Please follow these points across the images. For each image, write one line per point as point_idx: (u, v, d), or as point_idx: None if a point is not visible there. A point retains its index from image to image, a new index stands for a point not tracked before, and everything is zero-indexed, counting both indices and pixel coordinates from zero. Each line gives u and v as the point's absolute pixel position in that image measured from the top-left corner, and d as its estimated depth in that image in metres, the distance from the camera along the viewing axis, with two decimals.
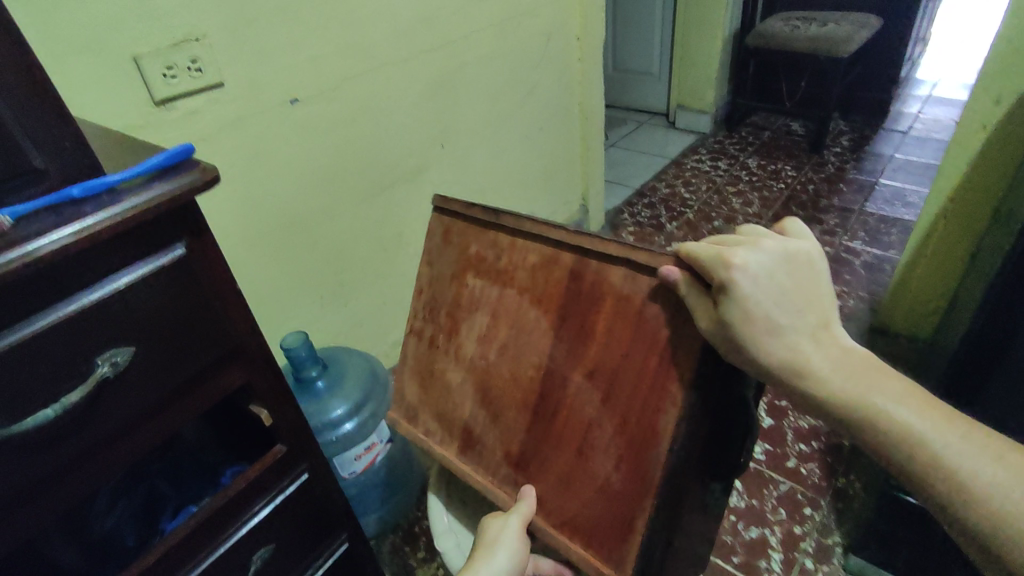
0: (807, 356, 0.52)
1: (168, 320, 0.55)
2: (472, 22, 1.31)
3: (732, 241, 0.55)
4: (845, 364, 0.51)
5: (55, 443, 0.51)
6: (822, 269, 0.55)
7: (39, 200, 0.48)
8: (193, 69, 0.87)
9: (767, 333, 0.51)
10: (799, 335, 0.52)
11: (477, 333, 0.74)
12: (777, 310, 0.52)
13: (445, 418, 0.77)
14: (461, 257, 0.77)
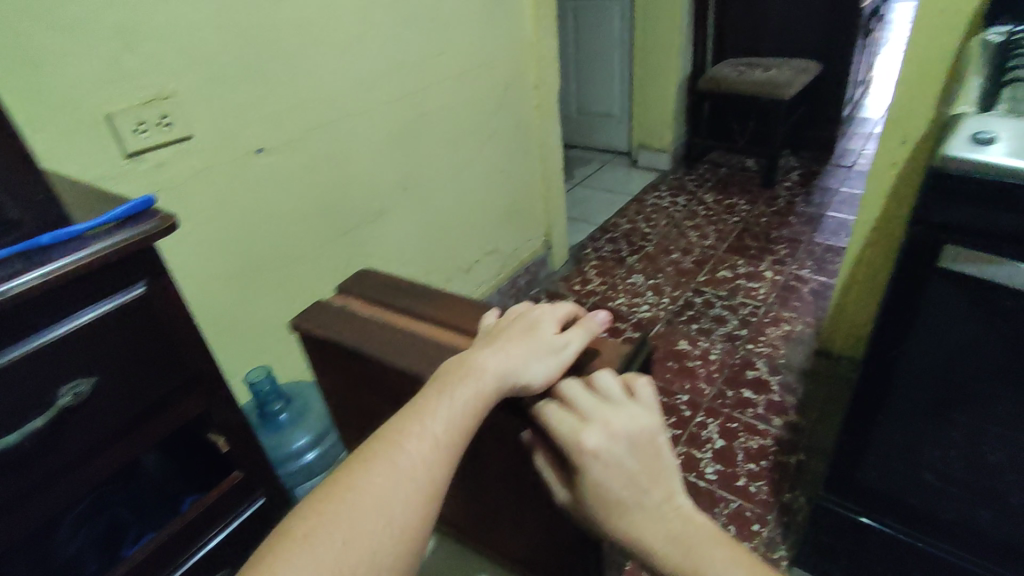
0: (649, 530, 0.54)
1: (131, 352, 0.61)
2: (431, 75, 1.41)
3: (602, 403, 0.57)
4: (686, 536, 0.53)
5: (19, 468, 0.56)
6: (662, 442, 0.57)
7: (12, 248, 0.54)
8: (162, 124, 0.95)
9: (612, 511, 0.54)
10: (644, 510, 0.54)
11: None
12: (624, 486, 0.54)
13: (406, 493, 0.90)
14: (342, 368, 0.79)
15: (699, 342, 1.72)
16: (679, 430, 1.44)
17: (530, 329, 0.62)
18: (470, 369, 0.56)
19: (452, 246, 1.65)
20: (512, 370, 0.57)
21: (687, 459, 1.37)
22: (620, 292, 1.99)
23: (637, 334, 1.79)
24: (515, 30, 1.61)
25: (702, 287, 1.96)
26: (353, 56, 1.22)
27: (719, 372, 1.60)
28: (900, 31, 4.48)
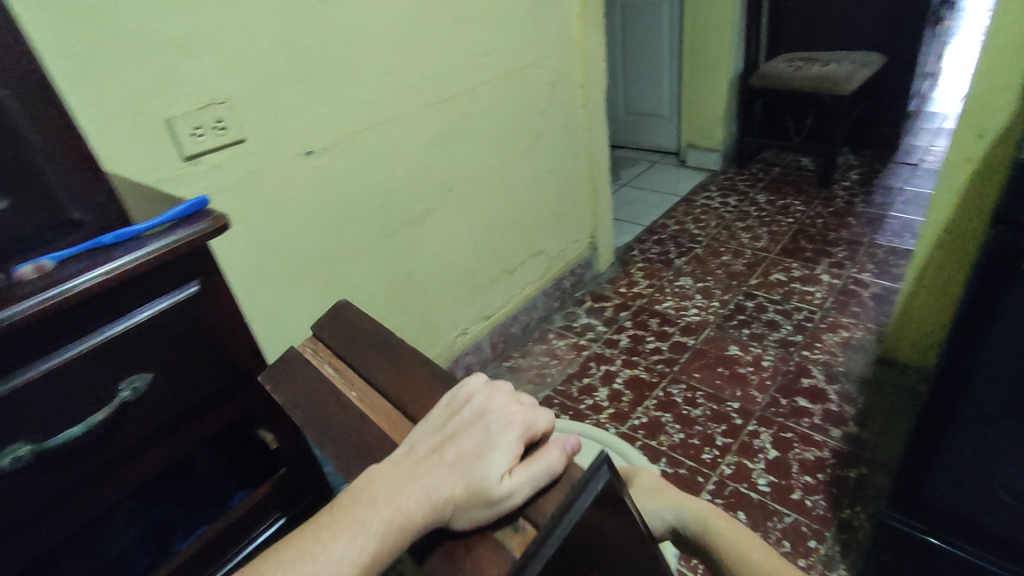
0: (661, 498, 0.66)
1: (187, 348, 0.63)
2: (478, 76, 1.41)
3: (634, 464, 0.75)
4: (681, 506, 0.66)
5: (81, 459, 0.58)
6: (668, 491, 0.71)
7: (77, 247, 0.56)
8: (218, 128, 0.98)
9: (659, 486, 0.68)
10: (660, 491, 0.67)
11: None
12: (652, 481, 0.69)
13: None
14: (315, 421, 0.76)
15: (751, 347, 1.66)
16: (729, 439, 1.39)
17: (476, 463, 0.46)
18: (366, 518, 0.42)
19: (498, 246, 1.65)
20: (426, 524, 0.43)
21: (738, 469, 1.31)
22: (667, 295, 1.94)
23: (684, 339, 1.74)
24: (561, 28, 1.59)
25: (754, 291, 1.89)
26: (401, 58, 1.23)
27: (771, 379, 1.54)
28: (972, 18, 4.24)
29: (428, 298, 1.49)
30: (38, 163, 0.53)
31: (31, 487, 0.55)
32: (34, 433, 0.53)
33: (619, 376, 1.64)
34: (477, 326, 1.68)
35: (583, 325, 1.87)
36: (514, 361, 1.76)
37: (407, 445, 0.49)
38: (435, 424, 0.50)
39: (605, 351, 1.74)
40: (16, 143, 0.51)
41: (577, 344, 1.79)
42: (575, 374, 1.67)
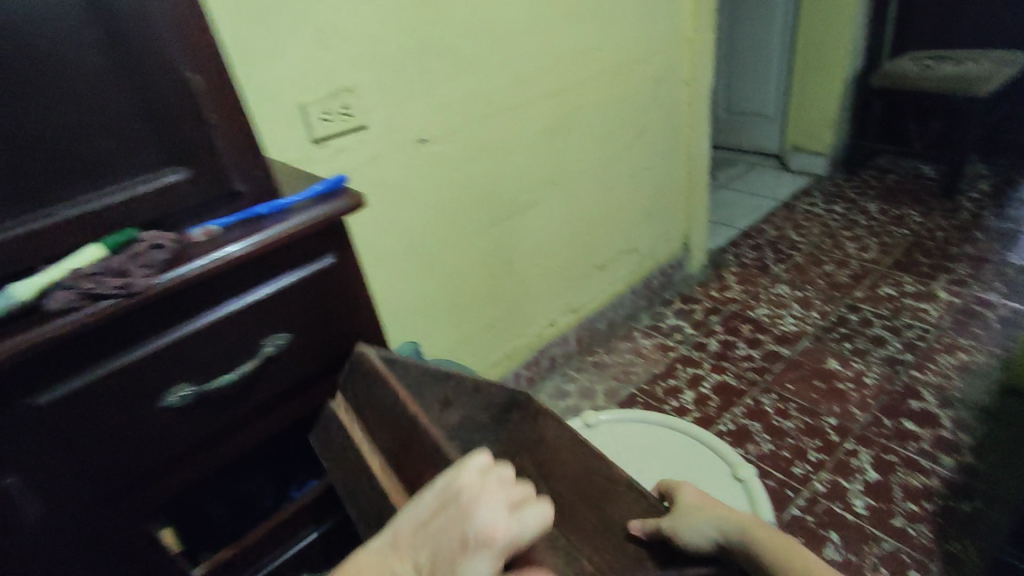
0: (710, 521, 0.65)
1: (321, 313, 0.69)
2: (584, 70, 1.42)
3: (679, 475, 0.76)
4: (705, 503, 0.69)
5: (228, 404, 0.65)
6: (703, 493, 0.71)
7: (236, 215, 0.63)
8: (345, 114, 1.05)
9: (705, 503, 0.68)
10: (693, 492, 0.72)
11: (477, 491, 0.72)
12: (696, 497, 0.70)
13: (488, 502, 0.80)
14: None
15: (853, 362, 1.57)
16: (824, 455, 1.33)
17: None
18: None
19: (590, 241, 1.66)
20: None
21: (833, 487, 1.25)
22: (762, 301, 1.87)
23: (779, 348, 1.67)
24: (671, 24, 1.57)
25: (859, 304, 1.78)
26: (512, 51, 1.26)
27: (874, 398, 1.45)
28: None
29: (520, 287, 1.52)
30: (213, 137, 0.59)
31: (185, 424, 0.62)
32: (193, 376, 0.61)
33: (707, 380, 1.60)
34: (565, 319, 1.70)
35: (670, 326, 1.84)
36: (599, 356, 1.77)
37: (397, 536, 0.46)
38: (419, 518, 0.46)
39: (694, 354, 1.70)
40: (197, 118, 0.58)
41: (664, 345, 1.76)
42: (660, 374, 1.65)
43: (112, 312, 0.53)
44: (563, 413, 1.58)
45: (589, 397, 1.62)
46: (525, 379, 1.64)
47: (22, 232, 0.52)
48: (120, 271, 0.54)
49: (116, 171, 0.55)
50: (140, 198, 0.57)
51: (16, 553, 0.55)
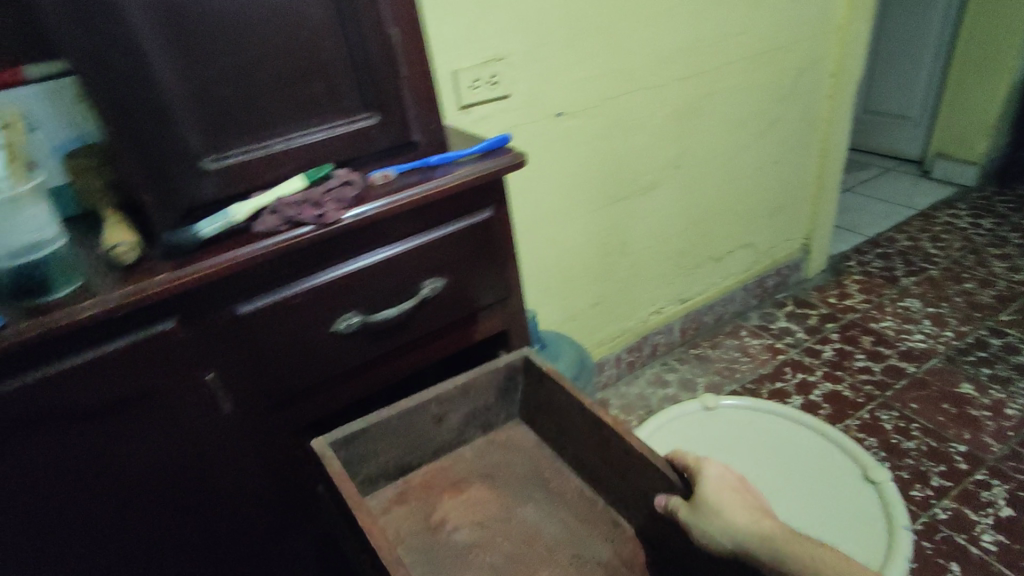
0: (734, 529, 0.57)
1: (474, 262, 0.73)
2: (726, 54, 1.37)
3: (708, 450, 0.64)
4: (732, 497, 0.59)
5: (386, 338, 0.70)
6: (731, 488, 0.61)
7: (411, 163, 0.68)
8: (491, 82, 1.09)
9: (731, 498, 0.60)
10: (720, 480, 0.61)
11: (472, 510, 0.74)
12: (728, 495, 0.60)
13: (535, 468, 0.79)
14: (430, 480, 0.79)
15: (991, 389, 1.43)
16: (948, 482, 1.23)
17: None
18: None
19: (707, 232, 1.62)
20: None
21: (957, 517, 1.16)
22: (887, 313, 1.74)
23: (903, 364, 1.55)
24: (825, 9, 1.48)
25: (1003, 328, 1.62)
26: (656, 30, 1.24)
27: (1014, 431, 1.32)
28: None
29: (632, 270, 1.52)
30: (401, 87, 0.65)
31: (349, 351, 0.68)
32: (361, 307, 0.67)
33: (817, 388, 1.52)
34: (671, 308, 1.67)
35: (781, 328, 1.76)
36: (701, 350, 1.73)
37: None
38: None
39: (805, 360, 1.62)
40: (391, 68, 0.63)
41: (772, 346, 1.69)
42: (766, 376, 1.59)
43: (308, 238, 0.59)
44: (660, 401, 1.57)
45: (688, 389, 1.59)
46: (625, 364, 1.64)
47: (244, 158, 0.59)
48: (316, 203, 0.60)
49: (321, 112, 0.62)
50: (336, 138, 0.63)
51: (210, 437, 0.64)
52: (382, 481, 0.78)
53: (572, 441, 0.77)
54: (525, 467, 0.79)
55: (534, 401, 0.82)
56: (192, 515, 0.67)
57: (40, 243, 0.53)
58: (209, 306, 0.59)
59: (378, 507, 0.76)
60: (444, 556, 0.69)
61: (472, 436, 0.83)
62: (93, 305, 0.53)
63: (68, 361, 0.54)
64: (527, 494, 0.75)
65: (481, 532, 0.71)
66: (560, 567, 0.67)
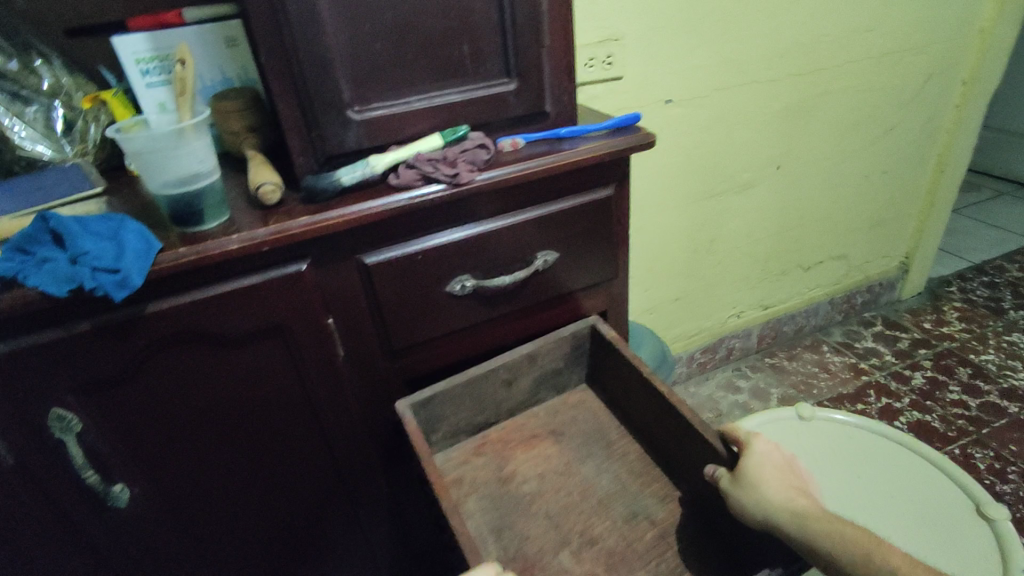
0: (767, 497, 0.56)
1: (588, 239, 0.73)
2: (852, 52, 1.29)
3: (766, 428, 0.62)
4: (773, 471, 0.58)
5: (494, 303, 0.71)
6: (776, 463, 0.59)
7: (541, 132, 0.68)
8: (606, 62, 1.07)
9: (770, 473, 0.58)
10: (765, 454, 0.59)
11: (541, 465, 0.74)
12: (772, 470, 0.58)
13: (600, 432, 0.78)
14: (505, 436, 0.79)
15: None
16: None
17: None
18: None
19: (801, 239, 1.55)
20: None
21: None
22: (990, 346, 1.63)
23: (1004, 403, 1.45)
24: (968, 12, 1.37)
25: None
26: (781, 21, 1.18)
27: None
28: None
29: (719, 269, 1.48)
30: (542, 57, 0.64)
31: (459, 313, 0.69)
32: (476, 272, 0.68)
33: (903, 415, 1.44)
34: (751, 313, 1.62)
35: (867, 349, 1.67)
36: (777, 360, 1.67)
37: None
38: None
39: (892, 385, 1.53)
40: (535, 36, 0.63)
41: (855, 366, 1.61)
42: (847, 396, 1.52)
43: (442, 196, 0.60)
44: (730, 406, 1.53)
45: (761, 398, 1.54)
46: (697, 364, 1.61)
47: (388, 112, 0.61)
48: (452, 162, 0.61)
49: (465, 73, 0.63)
50: (473, 99, 0.64)
51: (323, 381, 0.66)
52: (461, 436, 0.78)
53: (637, 406, 0.75)
54: (587, 425, 0.79)
55: (603, 367, 0.80)
56: (297, 451, 0.70)
57: (200, 173, 0.56)
58: (340, 254, 0.61)
59: (452, 462, 0.76)
60: (509, 502, 0.70)
61: (544, 396, 0.83)
62: (241, 240, 0.55)
63: (213, 290, 0.57)
64: (586, 450, 0.75)
65: (547, 487, 0.71)
66: (613, 521, 0.67)
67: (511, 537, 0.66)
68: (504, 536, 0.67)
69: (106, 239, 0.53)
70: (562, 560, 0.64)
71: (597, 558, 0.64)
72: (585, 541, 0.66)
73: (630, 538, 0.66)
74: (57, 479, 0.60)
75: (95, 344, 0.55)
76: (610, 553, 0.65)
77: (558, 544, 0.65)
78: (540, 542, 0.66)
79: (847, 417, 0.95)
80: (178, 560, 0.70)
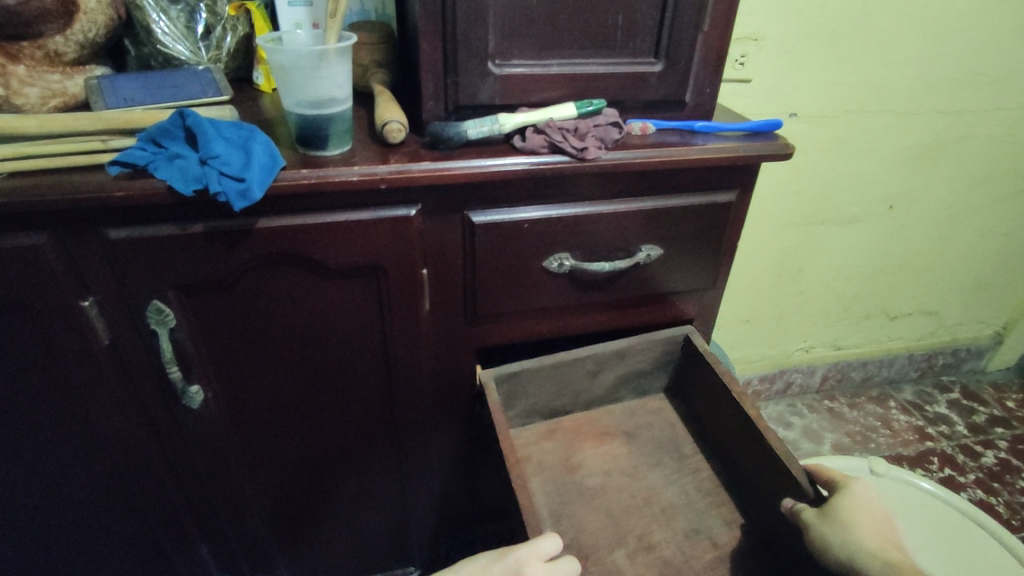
0: (859, 538, 0.55)
1: (696, 242, 0.69)
2: (1006, 98, 1.18)
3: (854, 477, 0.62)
4: (865, 516, 0.57)
5: (586, 287, 0.69)
6: (865, 509, 0.58)
7: (675, 122, 0.65)
8: (738, 62, 1.01)
9: (862, 518, 0.57)
10: (859, 498, 0.58)
11: (607, 464, 0.72)
12: (864, 515, 0.57)
13: (674, 444, 0.75)
14: (579, 427, 0.77)
15: None
16: None
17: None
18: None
19: (894, 286, 1.46)
20: None
21: None
22: None
23: None
24: None
25: None
26: (937, 50, 1.09)
27: None
28: None
29: (800, 298, 1.41)
30: (696, 43, 0.61)
31: (551, 290, 0.68)
32: (576, 252, 0.65)
33: (965, 491, 1.36)
34: (821, 351, 1.55)
35: (938, 414, 1.57)
36: (837, 405, 1.58)
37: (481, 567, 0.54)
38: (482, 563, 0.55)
39: (959, 458, 1.44)
40: (695, 19, 0.59)
41: (922, 430, 1.52)
42: (907, 458, 1.44)
43: (564, 167, 0.57)
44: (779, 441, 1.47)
45: (812, 439, 1.48)
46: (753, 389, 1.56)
47: (526, 71, 0.59)
48: (582, 135, 0.58)
49: (613, 45, 0.60)
50: (614, 74, 0.61)
51: (402, 328, 0.66)
52: (534, 417, 0.77)
53: (719, 422, 0.72)
54: (662, 433, 0.77)
55: (691, 381, 0.77)
56: (363, 390, 0.70)
57: (334, 100, 0.56)
58: (450, 205, 0.59)
59: (525, 440, 0.75)
60: (573, 491, 0.69)
61: (623, 396, 0.80)
62: (361, 173, 0.54)
63: (322, 218, 0.56)
64: (657, 458, 0.73)
65: (610, 484, 0.70)
66: (674, 532, 0.67)
67: (569, 522, 0.66)
68: (562, 521, 0.66)
69: (235, 147, 0.53)
70: (616, 559, 0.64)
71: (651, 565, 0.64)
72: (641, 546, 0.65)
73: (688, 554, 0.65)
74: (143, 366, 0.62)
75: (203, 246, 0.55)
76: (666, 562, 0.64)
77: (614, 542, 0.65)
78: (596, 537, 0.66)
79: (931, 484, 0.88)
80: (231, 468, 0.73)
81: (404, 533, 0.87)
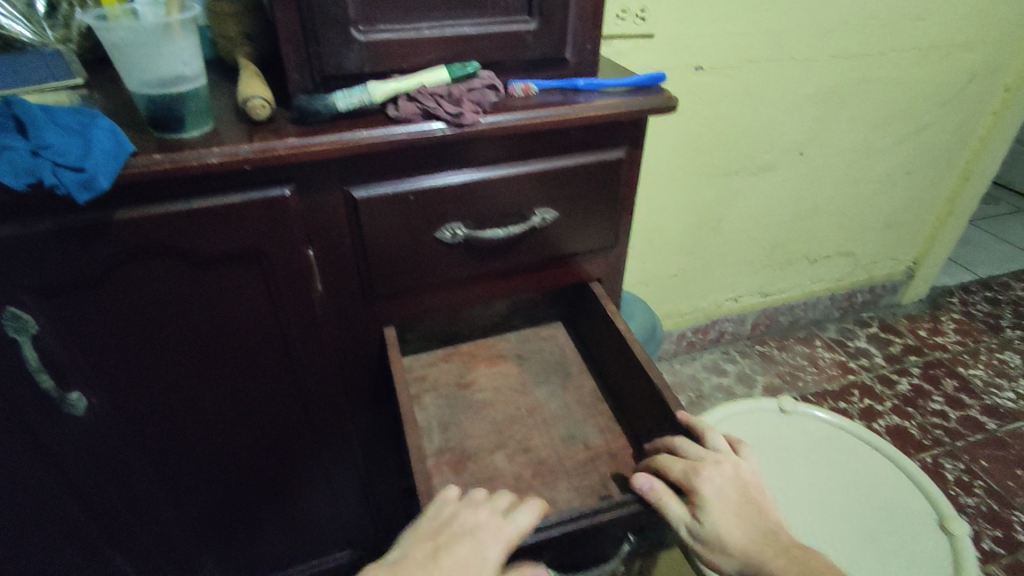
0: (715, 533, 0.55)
1: (592, 199, 0.69)
2: (898, 40, 1.22)
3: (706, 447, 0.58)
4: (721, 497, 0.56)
5: (484, 255, 0.68)
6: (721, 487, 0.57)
7: (557, 81, 0.64)
8: (638, 17, 1.00)
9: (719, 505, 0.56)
10: (715, 481, 0.56)
11: (495, 382, 0.78)
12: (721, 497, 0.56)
13: (563, 368, 0.80)
14: (474, 350, 0.83)
15: None
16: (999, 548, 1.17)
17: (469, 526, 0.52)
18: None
19: (811, 230, 1.51)
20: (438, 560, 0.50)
21: None
22: (980, 361, 1.62)
23: (984, 419, 1.45)
24: None
25: None
26: None
27: None
28: None
29: (722, 250, 1.44)
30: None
31: (447, 260, 0.66)
32: (469, 221, 0.64)
33: (882, 419, 1.44)
34: (750, 299, 1.60)
35: (858, 349, 1.65)
36: (768, 349, 1.66)
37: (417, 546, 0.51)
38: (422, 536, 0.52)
39: (877, 388, 1.53)
40: None
41: (844, 364, 1.60)
42: (831, 393, 1.51)
43: (441, 135, 0.56)
44: (713, 388, 1.53)
45: (745, 384, 1.54)
46: (686, 342, 1.61)
47: (393, 36, 0.56)
48: (456, 101, 0.57)
49: (483, 4, 0.58)
50: (487, 34, 0.59)
51: (297, 312, 0.64)
52: (433, 342, 0.82)
53: (606, 356, 0.76)
54: (552, 356, 0.82)
55: (587, 319, 0.80)
56: (268, 381, 0.68)
57: (184, 77, 0.52)
58: (327, 181, 0.57)
59: (421, 362, 0.81)
60: (462, 405, 0.75)
61: (518, 324, 0.85)
62: (221, 155, 0.51)
63: (187, 203, 0.53)
64: (544, 376, 0.79)
65: (498, 399, 0.76)
66: (552, 438, 0.71)
67: (455, 432, 0.72)
68: (449, 430, 0.72)
69: (73, 134, 0.49)
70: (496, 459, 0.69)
71: (527, 463, 0.68)
72: (520, 448, 0.70)
73: (562, 455, 0.69)
74: (11, 377, 0.58)
75: (54, 243, 0.52)
76: (540, 462, 0.69)
77: (495, 445, 0.70)
78: (479, 441, 0.71)
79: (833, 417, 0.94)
80: (138, 472, 0.70)
81: (339, 518, 0.86)
